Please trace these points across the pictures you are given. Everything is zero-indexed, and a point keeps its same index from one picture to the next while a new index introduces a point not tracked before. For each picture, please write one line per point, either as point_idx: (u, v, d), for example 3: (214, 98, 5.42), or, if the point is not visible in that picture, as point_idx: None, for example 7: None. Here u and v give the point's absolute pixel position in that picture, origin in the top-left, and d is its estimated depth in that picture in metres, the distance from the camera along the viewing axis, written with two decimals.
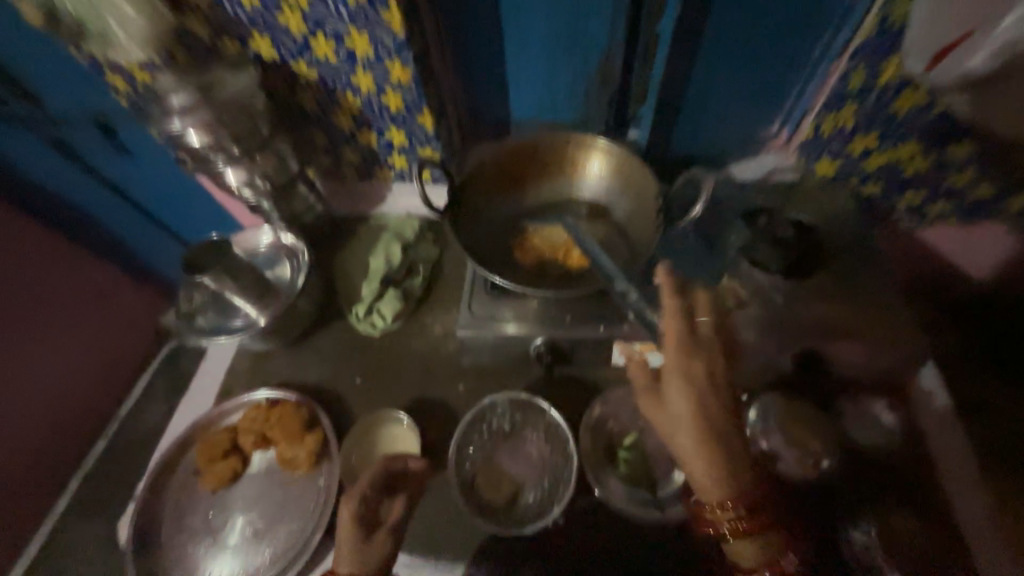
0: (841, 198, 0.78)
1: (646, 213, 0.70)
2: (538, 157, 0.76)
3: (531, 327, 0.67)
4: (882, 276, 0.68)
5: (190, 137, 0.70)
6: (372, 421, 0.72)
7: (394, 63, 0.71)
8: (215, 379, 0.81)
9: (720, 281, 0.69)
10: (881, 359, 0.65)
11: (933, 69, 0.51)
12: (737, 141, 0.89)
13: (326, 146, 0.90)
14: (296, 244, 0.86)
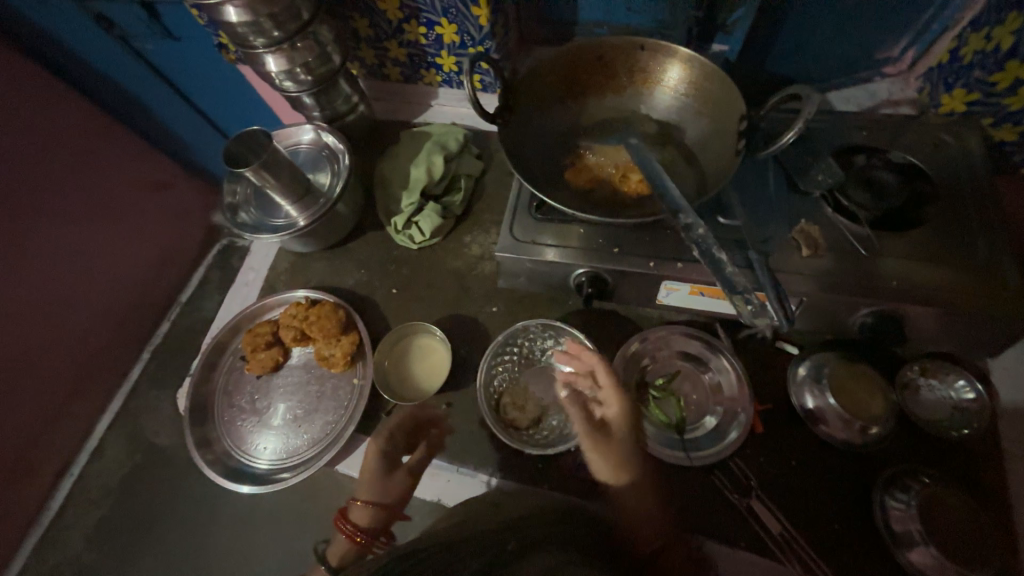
0: (965, 141, 0.65)
1: (724, 140, 0.61)
2: (604, 63, 0.66)
3: (575, 257, 0.63)
4: (995, 239, 0.58)
5: (229, 13, 0.64)
6: (406, 330, 0.73)
7: None
8: (259, 275, 0.84)
9: (794, 225, 0.61)
10: (970, 331, 0.57)
11: None
12: (844, 64, 0.74)
13: (370, 38, 0.82)
14: (335, 145, 0.82)
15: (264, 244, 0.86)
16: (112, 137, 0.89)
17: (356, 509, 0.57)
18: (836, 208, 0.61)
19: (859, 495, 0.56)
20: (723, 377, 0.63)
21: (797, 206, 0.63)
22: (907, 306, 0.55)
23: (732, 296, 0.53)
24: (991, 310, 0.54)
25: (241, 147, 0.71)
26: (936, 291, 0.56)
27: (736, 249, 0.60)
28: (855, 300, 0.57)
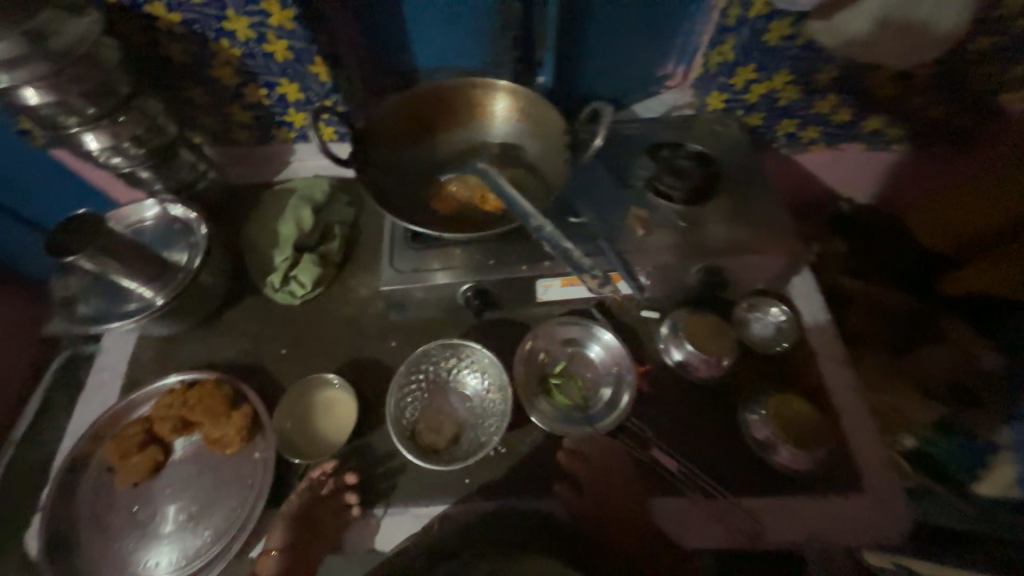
0: (730, 128, 0.85)
1: (555, 150, 0.72)
2: (443, 101, 0.74)
3: (457, 275, 0.67)
4: (766, 195, 0.76)
5: (28, 95, 0.59)
6: (304, 387, 0.70)
7: (272, 3, 0.66)
8: (116, 373, 0.74)
9: (628, 212, 0.73)
10: (767, 268, 0.73)
11: None
12: (639, 82, 0.92)
13: (207, 105, 0.81)
14: (187, 217, 0.78)
15: (117, 337, 0.76)
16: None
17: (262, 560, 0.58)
18: (655, 193, 0.75)
19: (728, 418, 0.67)
20: (606, 351, 0.70)
21: (628, 197, 0.75)
22: (721, 260, 0.70)
23: (581, 274, 0.64)
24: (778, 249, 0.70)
25: (67, 235, 0.64)
26: (739, 244, 0.71)
27: (586, 240, 0.69)
28: (686, 261, 0.69)
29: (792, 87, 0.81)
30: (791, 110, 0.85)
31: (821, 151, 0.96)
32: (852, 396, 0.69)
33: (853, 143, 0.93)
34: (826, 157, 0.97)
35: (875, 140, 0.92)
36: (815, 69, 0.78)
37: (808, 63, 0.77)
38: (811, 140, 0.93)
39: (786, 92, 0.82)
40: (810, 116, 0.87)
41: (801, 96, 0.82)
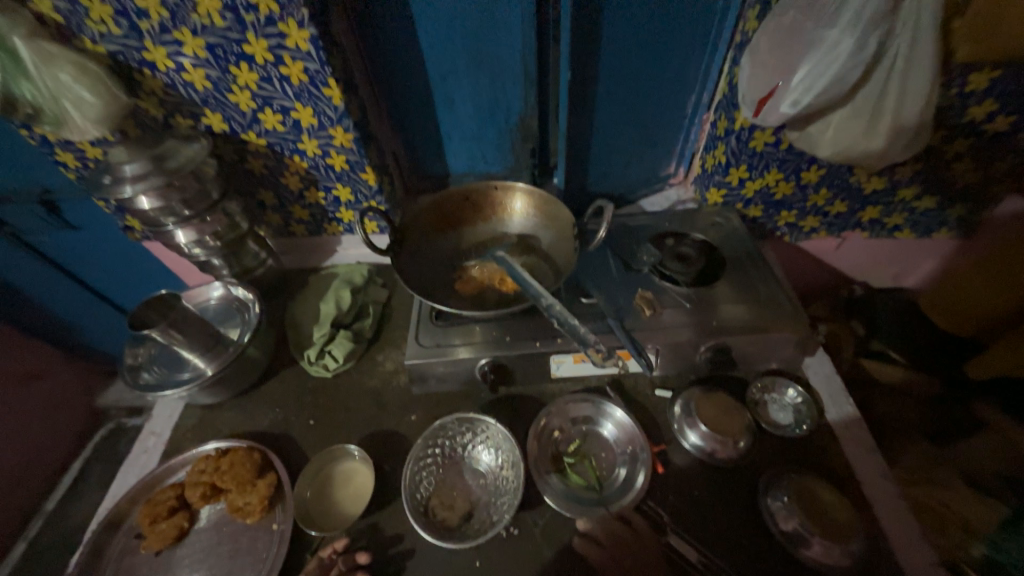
0: (730, 220, 0.92)
1: (566, 239, 0.80)
2: (470, 200, 0.86)
3: (477, 349, 0.73)
4: (769, 279, 0.81)
5: (142, 201, 0.74)
6: (326, 458, 0.74)
7: (338, 130, 0.81)
8: (160, 439, 0.80)
9: (635, 292, 0.79)
10: (777, 348, 0.75)
11: (760, 114, 0.65)
12: (643, 181, 1.04)
13: (275, 205, 0.97)
14: (244, 296, 0.89)
15: (166, 405, 0.84)
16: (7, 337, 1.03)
17: None
18: (661, 276, 0.82)
19: (749, 504, 0.64)
20: (619, 429, 0.72)
21: (636, 279, 0.82)
22: (728, 338, 0.72)
23: (585, 347, 0.67)
24: (783, 329, 0.73)
25: (146, 311, 0.75)
26: (746, 325, 0.74)
27: (597, 318, 0.76)
28: (694, 341, 0.73)
29: (785, 183, 0.88)
30: (787, 204, 0.93)
31: (823, 237, 1.01)
32: (884, 485, 0.65)
33: (854, 231, 1.00)
34: (828, 243, 1.03)
35: (877, 228, 0.99)
36: (802, 168, 0.85)
37: (793, 163, 0.84)
38: (812, 228, 0.99)
39: (779, 188, 0.89)
40: (806, 208, 0.94)
41: (796, 191, 0.90)
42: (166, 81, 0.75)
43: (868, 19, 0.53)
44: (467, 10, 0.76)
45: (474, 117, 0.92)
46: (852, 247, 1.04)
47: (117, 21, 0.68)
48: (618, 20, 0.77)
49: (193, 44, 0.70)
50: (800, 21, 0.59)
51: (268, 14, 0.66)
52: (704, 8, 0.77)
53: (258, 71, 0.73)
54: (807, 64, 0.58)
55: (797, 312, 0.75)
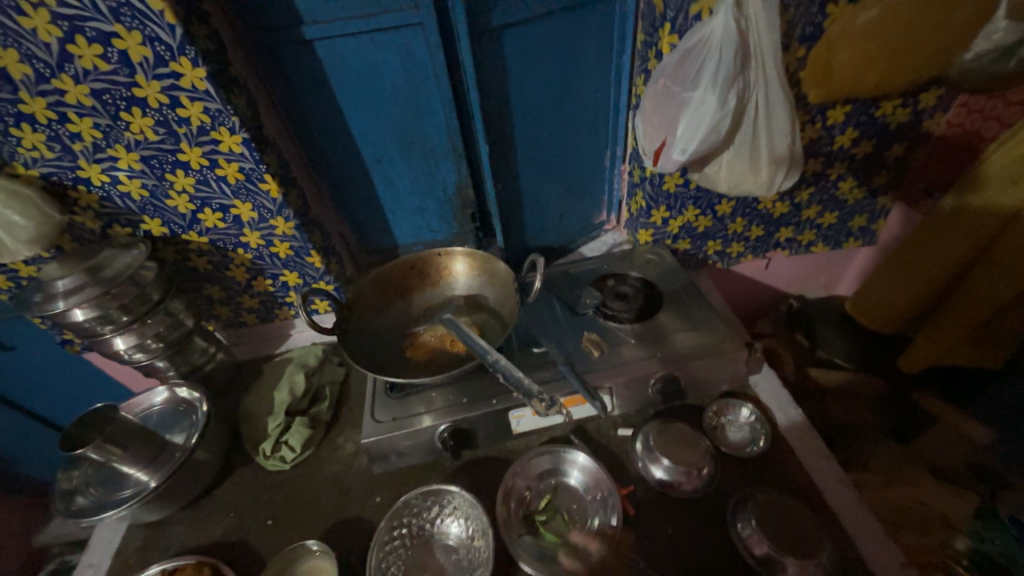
0: (662, 255, 0.99)
1: (509, 294, 0.84)
2: (415, 269, 0.89)
3: (436, 416, 0.73)
4: (705, 307, 0.86)
5: (76, 314, 0.73)
6: (285, 560, 0.68)
7: (279, 220, 0.84)
8: (98, 571, 0.72)
9: (583, 336, 0.82)
10: (723, 370, 0.78)
11: (658, 162, 0.74)
12: (580, 230, 1.11)
13: (223, 298, 0.97)
14: (192, 396, 0.86)
15: (106, 529, 0.77)
16: None
17: None
18: (605, 316, 0.86)
19: (721, 534, 0.64)
20: (586, 474, 0.71)
21: (582, 323, 0.85)
22: (675, 368, 0.75)
23: (529, 398, 0.70)
24: (723, 350, 0.77)
25: (81, 428, 0.71)
26: (689, 352, 0.77)
27: (549, 366, 0.78)
28: (643, 375, 0.75)
29: (703, 217, 0.97)
30: (711, 234, 1.01)
31: (751, 260, 1.09)
32: (843, 490, 0.67)
33: (776, 251, 1.08)
34: (758, 265, 1.11)
35: (794, 246, 1.07)
36: (714, 202, 0.95)
37: (705, 199, 0.94)
38: (739, 253, 1.07)
39: (700, 221, 0.98)
40: (729, 236, 1.02)
41: (715, 223, 0.99)
42: (102, 195, 0.77)
43: (723, 80, 0.63)
44: (391, 101, 0.84)
45: (413, 192, 0.98)
46: (778, 266, 1.12)
47: (50, 145, 0.70)
48: (526, 97, 0.87)
49: (128, 158, 0.73)
50: (671, 85, 0.68)
51: (200, 125, 0.70)
52: (600, 79, 0.89)
53: (195, 175, 0.77)
54: (685, 119, 0.68)
55: (734, 333, 0.80)
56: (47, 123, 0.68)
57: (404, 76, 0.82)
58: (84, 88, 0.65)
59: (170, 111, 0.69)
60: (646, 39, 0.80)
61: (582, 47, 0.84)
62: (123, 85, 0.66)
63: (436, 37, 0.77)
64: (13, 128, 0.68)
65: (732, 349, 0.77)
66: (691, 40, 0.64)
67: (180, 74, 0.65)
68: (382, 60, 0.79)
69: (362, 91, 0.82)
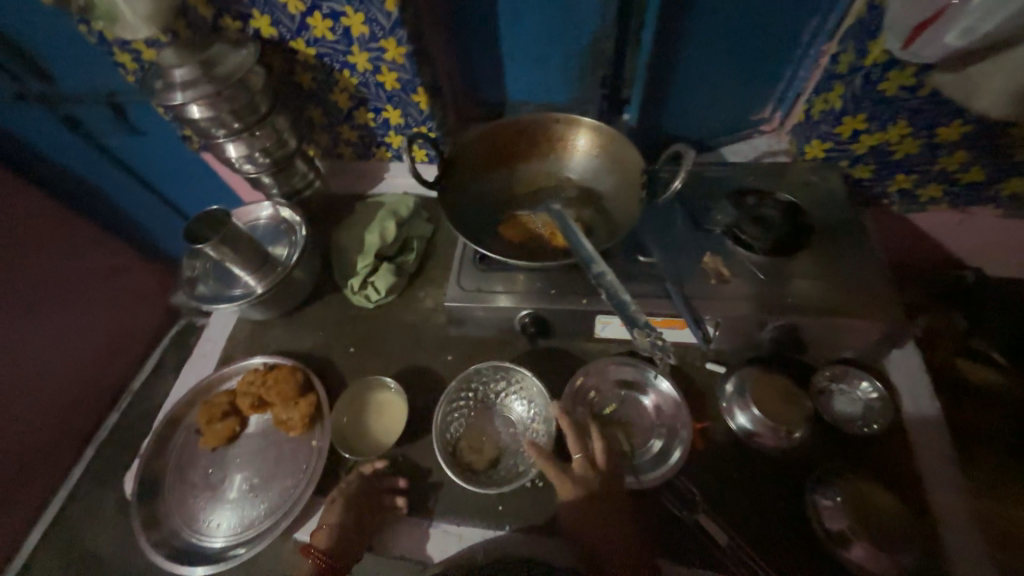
0: (829, 180, 0.79)
1: (631, 189, 0.72)
2: (528, 133, 0.77)
3: (519, 299, 0.69)
4: (865, 257, 0.69)
5: (192, 110, 0.72)
6: (361, 387, 0.75)
7: (390, 41, 0.73)
8: (217, 346, 0.85)
9: (702, 256, 0.71)
10: (861, 337, 0.66)
11: (912, 46, 0.52)
12: (729, 124, 0.90)
13: (325, 124, 0.92)
14: (293, 219, 0.88)
15: (222, 316, 0.88)
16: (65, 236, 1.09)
17: (319, 537, 0.61)
18: (737, 240, 0.71)
19: (792, 496, 0.60)
20: (661, 400, 0.67)
21: (703, 241, 0.73)
22: (803, 319, 0.64)
23: (631, 328, 0.60)
24: (872, 314, 0.64)
25: (202, 225, 0.76)
26: (826, 305, 0.65)
27: (655, 282, 0.69)
28: (763, 318, 0.65)
29: (911, 140, 0.71)
30: (908, 166, 0.75)
31: (941, 211, 0.83)
32: (954, 496, 0.59)
33: (983, 206, 0.80)
34: (945, 218, 0.84)
35: (1015, 205, 0.77)
36: (939, 121, 0.67)
37: (928, 115, 0.67)
38: (929, 198, 0.80)
39: (902, 145, 0.73)
40: (931, 173, 0.76)
41: (922, 151, 0.73)
42: None
43: None
44: None
45: (541, 34, 0.80)
46: (974, 226, 0.84)
47: None
48: None
49: None
50: None
51: None
52: None
53: None
54: None
55: (894, 300, 0.64)
56: None
57: None
58: None
59: None
60: None
61: None
62: None
63: None
64: None
65: (885, 313, 0.63)
66: None
67: None
68: None
69: None
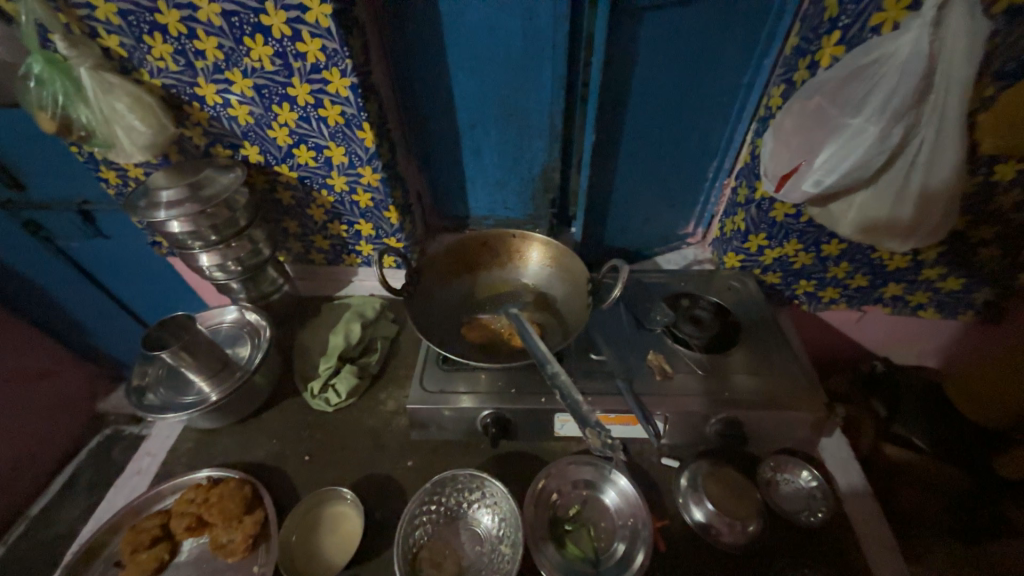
0: (747, 284, 0.92)
1: (580, 295, 0.81)
2: (488, 246, 0.87)
3: (480, 400, 0.72)
4: (785, 352, 0.79)
5: (173, 225, 0.77)
6: (316, 500, 0.71)
7: (366, 169, 0.84)
8: (154, 460, 0.79)
9: (647, 355, 0.78)
10: (796, 427, 0.72)
11: (782, 190, 0.67)
12: (661, 237, 1.05)
13: (298, 234, 0.99)
14: (258, 322, 0.90)
15: (166, 425, 0.84)
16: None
17: None
18: (675, 339, 0.80)
19: None
20: (622, 499, 0.68)
21: (647, 340, 0.81)
22: (739, 411, 0.70)
23: (585, 428, 0.64)
24: (799, 405, 0.71)
25: (162, 332, 0.77)
26: (756, 397, 0.72)
27: (607, 379, 0.75)
28: (706, 411, 0.70)
29: (804, 253, 0.86)
30: (806, 273, 0.90)
31: (843, 309, 0.96)
32: None
33: (875, 306, 0.94)
34: (848, 316, 0.98)
35: (899, 305, 0.92)
36: (823, 241, 0.83)
37: (813, 235, 0.83)
38: (831, 298, 0.94)
39: (799, 257, 0.87)
40: (827, 279, 0.90)
41: (815, 262, 0.87)
42: (212, 115, 0.79)
43: (893, 110, 0.54)
44: (499, 66, 0.80)
45: (498, 165, 0.95)
46: (872, 321, 0.98)
47: (175, 58, 0.72)
48: (645, 87, 0.79)
49: (242, 84, 0.74)
50: (826, 106, 0.60)
51: (315, 62, 0.70)
52: (731, 81, 0.80)
53: (298, 111, 0.77)
54: (832, 147, 0.60)
55: (814, 390, 0.73)
56: (177, 36, 0.70)
57: (521, 44, 0.77)
58: (217, 7, 0.66)
59: (289, 44, 0.68)
60: (799, 46, 0.70)
61: (725, 49, 0.75)
62: (251, 10, 0.65)
63: (565, 6, 0.71)
64: (146, 37, 0.70)
65: (810, 403, 0.71)
66: (865, 57, 0.56)
67: (307, 8, 0.64)
68: (503, 22, 0.74)
69: (474, 52, 0.78)
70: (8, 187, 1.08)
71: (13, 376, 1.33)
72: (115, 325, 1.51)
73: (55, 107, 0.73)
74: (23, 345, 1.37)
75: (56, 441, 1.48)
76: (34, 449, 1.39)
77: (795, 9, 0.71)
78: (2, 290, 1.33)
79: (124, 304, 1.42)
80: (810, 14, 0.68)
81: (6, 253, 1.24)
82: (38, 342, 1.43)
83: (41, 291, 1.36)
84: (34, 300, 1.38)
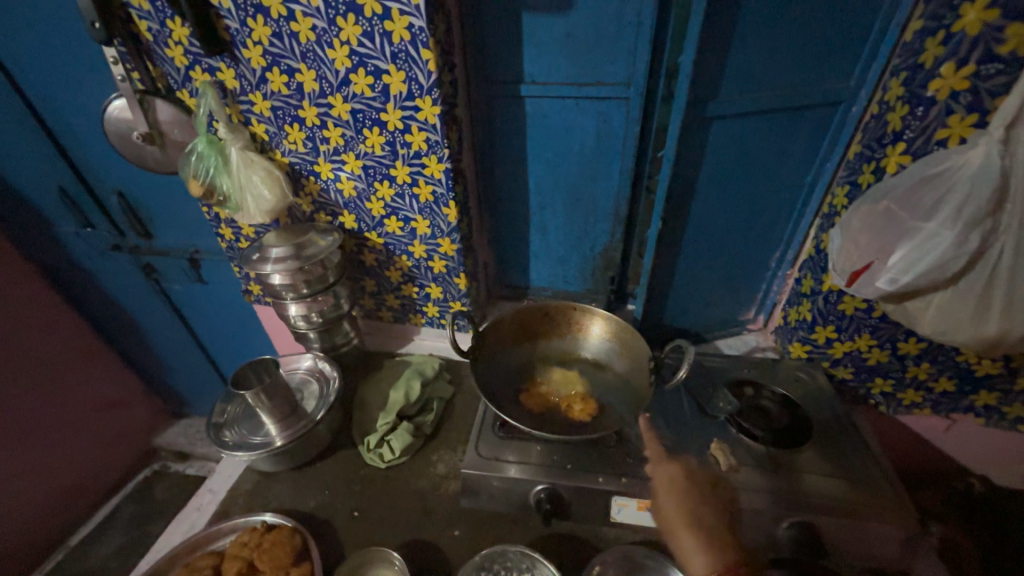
0: (816, 377, 0.88)
1: (641, 373, 0.81)
2: (549, 317, 0.90)
3: (533, 472, 0.71)
4: (864, 456, 0.73)
5: (274, 278, 0.87)
6: (361, 559, 0.70)
7: (445, 240, 0.93)
8: (214, 498, 0.82)
9: (710, 442, 0.75)
10: (883, 542, 0.65)
11: (853, 285, 0.67)
12: (719, 321, 1.05)
13: (373, 292, 1.08)
14: (329, 372, 0.96)
15: (231, 464, 0.88)
16: (85, 359, 1.45)
17: None
18: (741, 428, 0.77)
19: None
20: None
21: (710, 427, 0.78)
22: (817, 517, 0.65)
23: None
24: (888, 519, 0.65)
25: (248, 372, 0.84)
26: (834, 503, 0.66)
27: (668, 464, 0.72)
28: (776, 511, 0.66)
29: (880, 350, 0.82)
30: (882, 371, 0.85)
31: (927, 415, 0.89)
32: None
33: (965, 415, 0.86)
34: (933, 423, 0.90)
35: (994, 416, 0.84)
36: (898, 338, 0.79)
37: (888, 332, 0.79)
38: (912, 401, 0.87)
39: (873, 354, 0.83)
40: (906, 379, 0.85)
41: (892, 360, 0.83)
42: (323, 187, 0.93)
43: (967, 217, 0.56)
44: (572, 158, 0.89)
45: (562, 243, 1.02)
46: (963, 432, 0.89)
47: (305, 143, 0.87)
48: (708, 182, 0.84)
49: (353, 164, 0.88)
50: (895, 209, 0.63)
51: (418, 149, 0.82)
52: (793, 179, 0.84)
53: (395, 188, 0.89)
54: (904, 248, 0.61)
55: (900, 502, 0.66)
56: (311, 127, 0.85)
57: (594, 140, 0.86)
58: (347, 106, 0.80)
59: (399, 135, 0.81)
60: (862, 153, 0.75)
61: (787, 151, 0.81)
62: (374, 109, 0.79)
63: (637, 112, 0.81)
64: (287, 126, 0.86)
65: (899, 517, 0.65)
66: (935, 167, 0.59)
67: (420, 108, 0.77)
68: (579, 122, 0.85)
69: (552, 146, 0.89)
70: (140, 236, 1.27)
71: (91, 403, 1.46)
72: (185, 365, 1.63)
73: (206, 176, 0.89)
74: (105, 372, 1.51)
75: (109, 470, 1.57)
76: (88, 474, 1.48)
77: (855, 122, 0.77)
78: (105, 323, 1.50)
79: (203, 345, 1.56)
80: (872, 126, 0.74)
81: (121, 291, 1.43)
82: (120, 373, 1.57)
83: (137, 326, 1.52)
84: (127, 334, 1.54)
